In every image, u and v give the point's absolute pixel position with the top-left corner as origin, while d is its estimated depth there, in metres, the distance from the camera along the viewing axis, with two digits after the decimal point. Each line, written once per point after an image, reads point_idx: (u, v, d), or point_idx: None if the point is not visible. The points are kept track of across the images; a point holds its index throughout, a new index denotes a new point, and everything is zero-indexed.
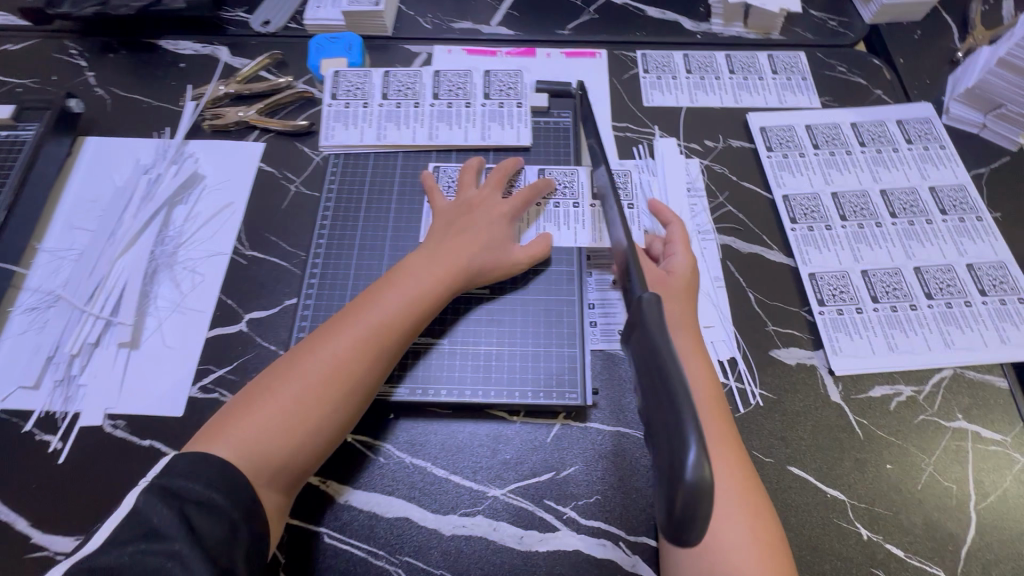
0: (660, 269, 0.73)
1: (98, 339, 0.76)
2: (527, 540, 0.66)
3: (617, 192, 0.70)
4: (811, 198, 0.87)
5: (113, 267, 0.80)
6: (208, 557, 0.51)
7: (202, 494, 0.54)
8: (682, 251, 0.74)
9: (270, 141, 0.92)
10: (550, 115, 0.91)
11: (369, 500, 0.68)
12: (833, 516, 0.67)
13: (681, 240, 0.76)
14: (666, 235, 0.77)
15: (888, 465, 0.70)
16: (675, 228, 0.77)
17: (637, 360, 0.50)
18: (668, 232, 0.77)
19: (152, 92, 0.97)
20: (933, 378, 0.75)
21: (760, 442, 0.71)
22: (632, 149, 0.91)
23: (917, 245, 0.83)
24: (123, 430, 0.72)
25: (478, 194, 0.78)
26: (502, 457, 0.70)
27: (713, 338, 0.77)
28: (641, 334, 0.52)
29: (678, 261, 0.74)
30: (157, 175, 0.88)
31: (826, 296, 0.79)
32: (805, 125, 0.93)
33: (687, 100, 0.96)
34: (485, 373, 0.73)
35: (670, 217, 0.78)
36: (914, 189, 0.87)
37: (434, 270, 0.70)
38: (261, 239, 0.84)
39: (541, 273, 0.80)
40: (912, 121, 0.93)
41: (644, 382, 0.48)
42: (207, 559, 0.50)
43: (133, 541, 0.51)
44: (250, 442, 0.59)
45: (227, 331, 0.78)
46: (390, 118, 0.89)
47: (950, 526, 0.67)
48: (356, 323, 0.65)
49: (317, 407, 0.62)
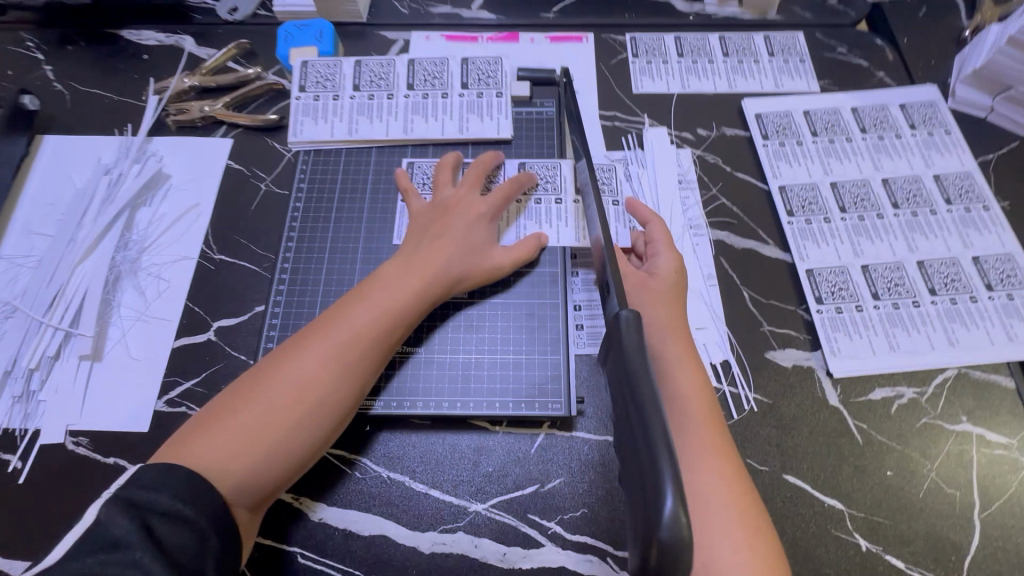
0: (643, 273, 0.70)
1: (58, 352, 0.73)
2: (510, 557, 0.63)
3: (597, 189, 0.64)
4: (809, 189, 0.82)
5: (74, 275, 0.76)
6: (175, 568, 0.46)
7: (168, 503, 0.49)
8: (664, 250, 0.71)
9: (238, 137, 0.87)
10: (533, 105, 0.86)
11: (345, 518, 0.65)
12: (830, 526, 0.64)
13: (661, 238, 0.72)
14: (646, 235, 0.74)
15: (888, 471, 0.67)
16: (653, 226, 0.73)
17: (613, 384, 0.43)
18: (648, 232, 0.73)
19: (113, 86, 0.92)
20: (937, 379, 0.71)
21: (754, 450, 0.68)
22: (620, 140, 0.86)
23: (920, 238, 0.79)
24: (86, 447, 0.68)
25: (454, 194, 0.74)
26: (484, 470, 0.67)
27: (706, 340, 0.73)
28: (616, 353, 0.44)
29: (659, 263, 0.70)
30: (119, 175, 0.83)
31: (825, 293, 0.76)
32: (803, 110, 0.88)
33: (679, 86, 0.91)
34: (463, 384, 0.70)
35: (646, 215, 0.74)
36: (918, 177, 0.83)
37: (410, 279, 0.65)
38: (229, 242, 0.80)
39: (524, 274, 0.75)
40: (916, 105, 0.88)
41: (619, 410, 0.41)
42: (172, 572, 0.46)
43: (94, 552, 0.46)
44: (206, 467, 0.53)
45: (194, 341, 0.74)
46: (362, 111, 0.84)
47: (953, 535, 0.64)
48: (327, 336, 0.60)
49: (284, 428, 0.56)
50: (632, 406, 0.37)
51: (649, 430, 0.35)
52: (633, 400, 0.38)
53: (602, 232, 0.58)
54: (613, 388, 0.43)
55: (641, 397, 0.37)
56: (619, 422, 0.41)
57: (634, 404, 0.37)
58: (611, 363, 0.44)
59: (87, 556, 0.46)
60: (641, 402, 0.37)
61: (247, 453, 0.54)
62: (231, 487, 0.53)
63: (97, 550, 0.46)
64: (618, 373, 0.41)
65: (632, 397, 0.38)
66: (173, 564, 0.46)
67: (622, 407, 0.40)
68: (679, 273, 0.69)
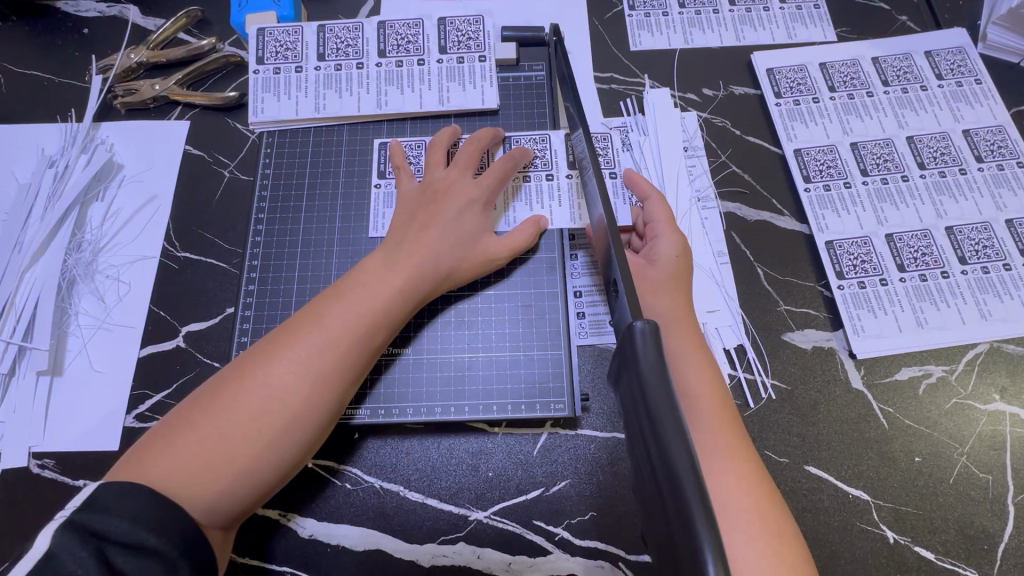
0: (641, 259, 0.64)
1: (13, 367, 0.66)
2: (515, 567, 0.59)
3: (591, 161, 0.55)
4: (828, 152, 0.75)
5: (22, 282, 0.69)
6: None
7: (130, 533, 0.44)
8: (665, 234, 0.64)
9: (196, 119, 0.79)
10: (520, 69, 0.77)
11: (337, 533, 0.60)
12: (856, 519, 0.60)
13: (663, 220, 0.65)
14: (645, 214, 0.67)
15: (918, 457, 0.62)
16: (653, 205, 0.66)
17: (626, 412, 0.37)
18: (647, 210, 0.66)
19: (51, 66, 0.82)
20: (967, 355, 0.66)
21: (773, 441, 0.63)
22: (618, 105, 0.78)
23: (948, 201, 0.72)
24: (53, 470, 0.63)
25: (445, 177, 0.66)
26: (483, 476, 0.62)
27: (718, 324, 0.68)
28: (627, 375, 0.37)
29: (661, 247, 0.63)
30: (64, 167, 0.74)
31: (847, 267, 0.69)
32: (820, 63, 0.80)
33: (681, 41, 0.82)
34: (457, 385, 0.65)
35: (648, 190, 0.67)
36: (946, 134, 0.75)
37: (391, 274, 0.59)
38: (193, 238, 0.73)
39: (521, 262, 0.69)
40: (943, 52, 0.80)
41: (635, 445, 0.36)
42: None
43: None
44: (168, 488, 0.47)
45: (163, 348, 0.68)
46: (329, 83, 0.75)
47: (985, 523, 0.60)
48: (301, 339, 0.54)
49: (255, 443, 0.51)
50: (652, 446, 0.32)
51: (677, 479, 0.30)
52: (654, 442, 0.32)
53: (603, 211, 0.50)
54: (625, 417, 0.37)
55: (663, 434, 0.32)
56: (636, 458, 0.36)
57: (655, 444, 0.32)
58: (622, 387, 0.38)
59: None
60: (663, 443, 0.31)
61: (215, 471, 0.49)
62: (199, 510, 0.48)
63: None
64: (632, 403, 0.36)
65: (652, 436, 0.32)
66: None
67: (640, 443, 0.34)
68: (681, 258, 0.63)
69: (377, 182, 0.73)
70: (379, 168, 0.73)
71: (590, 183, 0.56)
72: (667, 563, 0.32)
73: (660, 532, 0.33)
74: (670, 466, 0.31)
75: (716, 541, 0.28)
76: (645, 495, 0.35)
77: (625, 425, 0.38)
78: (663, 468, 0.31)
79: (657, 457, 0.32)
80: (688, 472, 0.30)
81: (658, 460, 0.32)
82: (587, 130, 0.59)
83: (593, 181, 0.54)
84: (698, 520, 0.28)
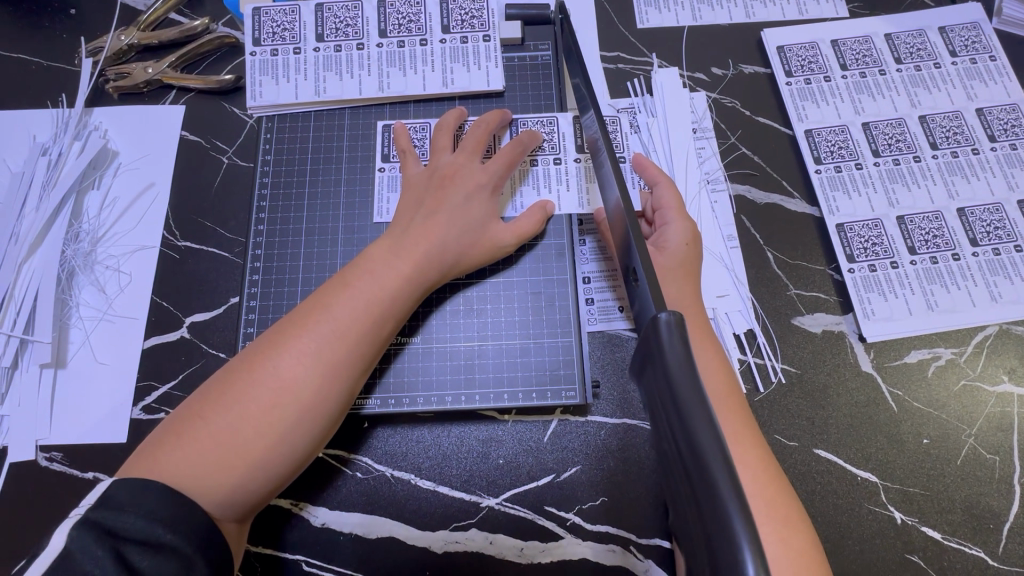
0: (650, 246, 0.63)
1: (15, 361, 0.66)
2: (528, 552, 0.60)
3: (605, 144, 0.54)
4: (839, 132, 0.74)
5: (20, 274, 0.67)
6: None
7: (145, 529, 0.44)
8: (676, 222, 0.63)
9: (191, 103, 0.76)
10: (525, 49, 0.75)
11: (349, 522, 0.61)
12: (864, 500, 0.61)
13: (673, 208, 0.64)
14: (654, 200, 0.66)
15: (926, 439, 0.63)
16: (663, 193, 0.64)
17: (653, 405, 0.37)
18: (657, 196, 0.65)
19: (38, 49, 0.79)
20: (976, 338, 0.66)
21: (783, 424, 0.63)
22: (625, 85, 0.76)
23: (961, 182, 0.71)
24: (61, 463, 0.63)
25: (452, 161, 0.64)
26: (494, 463, 0.62)
27: (728, 309, 0.67)
28: (654, 370, 0.37)
29: (670, 234, 0.62)
30: (57, 155, 0.72)
31: (857, 250, 0.69)
32: (831, 40, 0.78)
33: (690, 18, 0.80)
34: (467, 374, 0.64)
35: (658, 177, 0.66)
36: (959, 113, 0.74)
37: (398, 262, 0.58)
38: (194, 226, 0.71)
39: (529, 249, 0.68)
40: (957, 27, 0.78)
41: (663, 440, 0.35)
42: None
43: None
44: (182, 483, 0.47)
45: (167, 339, 0.67)
46: (329, 65, 0.73)
47: (991, 502, 0.61)
48: (309, 330, 0.54)
49: (267, 436, 0.50)
50: (682, 441, 0.32)
51: (709, 475, 0.30)
52: (684, 438, 0.32)
53: (620, 196, 0.49)
54: (651, 411, 0.37)
55: (692, 426, 0.31)
56: (664, 450, 0.35)
57: (685, 438, 0.32)
58: (647, 381, 0.38)
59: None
60: (695, 439, 0.31)
61: (226, 465, 0.49)
62: (214, 504, 0.48)
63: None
64: (659, 396, 0.35)
65: (682, 431, 0.32)
66: None
67: (670, 438, 0.34)
68: (691, 245, 0.62)
69: (382, 166, 0.71)
70: (383, 151, 0.71)
71: (602, 164, 0.55)
72: (699, 558, 0.32)
73: (692, 527, 0.32)
74: (703, 463, 0.30)
75: (754, 535, 0.28)
76: (674, 489, 0.35)
77: (651, 419, 0.38)
78: (695, 464, 0.31)
79: (687, 450, 0.31)
80: (721, 466, 0.30)
81: (689, 455, 0.31)
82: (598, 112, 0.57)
83: (607, 165, 0.53)
84: (736, 520, 0.28)
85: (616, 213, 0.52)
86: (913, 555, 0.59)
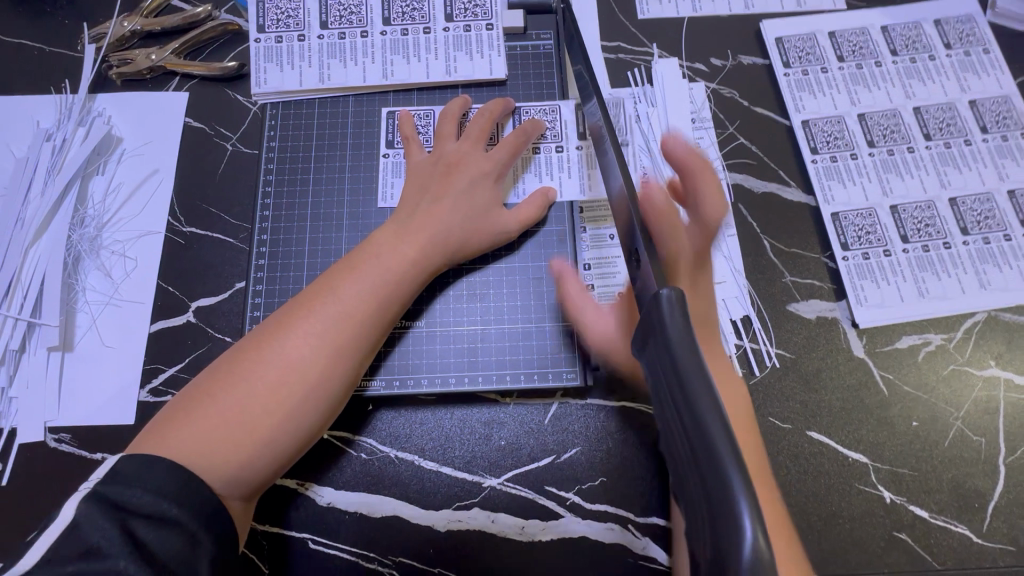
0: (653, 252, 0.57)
1: (23, 344, 0.66)
2: (528, 530, 0.61)
3: (610, 130, 0.54)
4: (835, 123, 0.75)
5: (27, 258, 0.68)
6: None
7: (152, 504, 0.45)
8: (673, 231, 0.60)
9: (195, 90, 0.77)
10: (528, 38, 0.76)
11: (354, 501, 0.62)
12: (854, 481, 0.63)
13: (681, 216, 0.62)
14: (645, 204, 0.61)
15: (915, 422, 0.65)
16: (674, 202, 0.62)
17: (653, 378, 0.38)
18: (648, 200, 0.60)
19: (42, 35, 0.79)
20: (965, 324, 0.68)
21: (777, 407, 0.65)
22: (626, 75, 0.77)
23: (952, 172, 0.73)
24: (69, 444, 0.64)
25: (457, 149, 0.66)
26: (496, 444, 0.64)
27: (725, 296, 0.69)
28: (656, 345, 0.38)
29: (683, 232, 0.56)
30: (62, 141, 0.72)
31: (851, 239, 0.70)
32: (829, 32, 0.79)
33: (690, 8, 0.81)
34: (470, 358, 0.65)
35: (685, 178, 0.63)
36: (952, 105, 0.75)
37: (403, 246, 0.59)
38: (198, 212, 0.72)
39: (531, 235, 0.69)
40: (951, 21, 0.79)
41: (664, 415, 0.37)
42: None
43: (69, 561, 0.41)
44: (189, 457, 0.48)
45: (173, 323, 0.68)
46: (333, 53, 0.74)
47: (977, 482, 0.63)
48: (316, 311, 0.55)
49: (275, 415, 0.52)
50: (684, 413, 0.33)
51: (711, 446, 0.31)
52: (685, 409, 0.33)
53: (624, 180, 0.50)
54: (651, 384, 0.39)
55: (696, 404, 0.33)
56: (664, 422, 0.37)
57: (690, 417, 0.33)
58: (648, 355, 0.39)
59: (63, 566, 0.41)
60: (698, 411, 0.32)
61: (234, 442, 0.50)
62: (221, 481, 0.49)
63: (71, 561, 0.41)
64: (660, 369, 0.37)
65: (685, 405, 0.33)
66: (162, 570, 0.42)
67: (670, 409, 0.35)
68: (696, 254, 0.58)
69: (386, 152, 0.72)
70: (387, 138, 0.72)
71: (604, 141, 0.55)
72: (697, 524, 0.34)
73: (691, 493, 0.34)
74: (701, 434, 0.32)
75: (752, 501, 0.30)
76: (675, 459, 0.36)
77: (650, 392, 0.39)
78: (697, 438, 0.32)
79: (689, 422, 0.33)
80: (722, 435, 0.31)
81: (691, 426, 0.33)
82: (601, 99, 0.58)
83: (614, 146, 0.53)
84: (736, 488, 0.30)
85: (618, 199, 0.52)
86: (901, 533, 0.61)
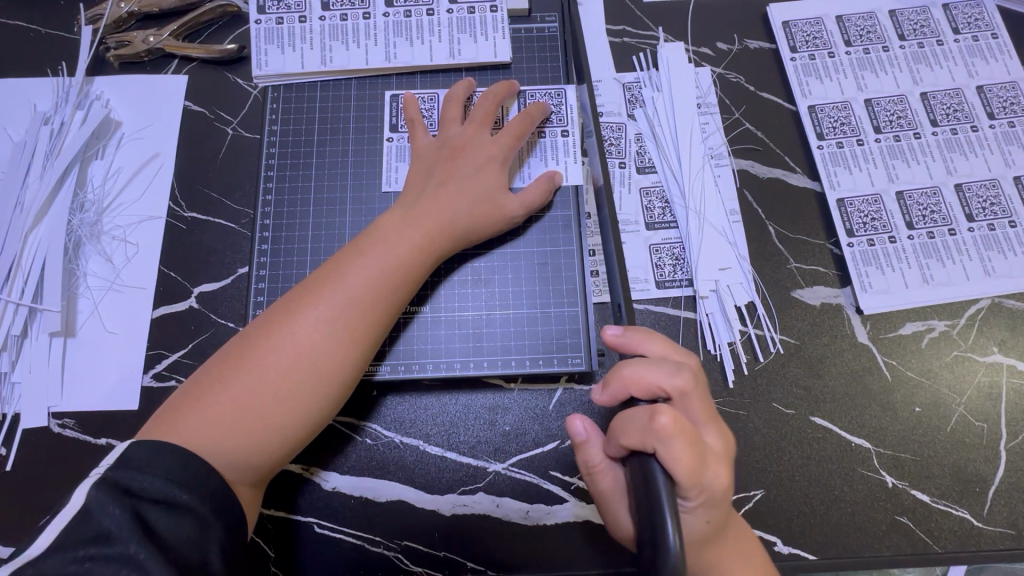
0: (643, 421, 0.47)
1: (25, 329, 0.66)
2: (533, 514, 0.62)
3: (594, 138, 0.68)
4: (842, 108, 0.75)
5: (27, 243, 0.67)
6: (172, 561, 0.42)
7: (163, 490, 0.45)
8: (640, 414, 0.47)
9: (194, 73, 0.76)
10: (532, 21, 0.75)
11: (359, 486, 0.62)
12: (857, 466, 0.63)
13: (651, 375, 0.50)
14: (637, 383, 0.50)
15: (917, 407, 0.65)
16: (636, 372, 0.50)
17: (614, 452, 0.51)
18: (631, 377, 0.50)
19: (38, 17, 0.78)
20: (969, 310, 0.68)
21: (782, 392, 0.65)
22: (631, 59, 0.77)
23: (959, 158, 0.72)
24: (74, 430, 0.64)
25: (462, 133, 0.65)
26: (501, 430, 0.64)
27: (730, 282, 0.68)
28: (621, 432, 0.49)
29: (655, 383, 0.50)
30: (60, 124, 0.71)
31: (857, 225, 0.70)
32: (836, 16, 0.78)
33: None
34: (475, 344, 0.65)
35: (640, 333, 0.54)
36: (960, 90, 0.75)
37: (411, 231, 0.59)
38: (200, 197, 0.71)
39: (536, 220, 0.69)
40: (960, 5, 0.78)
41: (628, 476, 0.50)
42: (170, 564, 0.42)
43: (79, 545, 0.41)
44: (200, 444, 0.49)
45: (175, 309, 0.68)
46: (335, 35, 0.72)
47: (979, 468, 0.63)
48: (325, 297, 0.55)
49: (287, 403, 0.52)
50: (638, 466, 0.47)
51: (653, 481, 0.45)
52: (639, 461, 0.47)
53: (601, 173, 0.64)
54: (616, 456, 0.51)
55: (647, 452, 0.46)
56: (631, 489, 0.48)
57: (642, 462, 0.46)
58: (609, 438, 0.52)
59: (72, 551, 0.41)
60: (644, 459, 0.46)
61: (246, 429, 0.50)
62: (231, 467, 0.50)
63: (82, 546, 0.41)
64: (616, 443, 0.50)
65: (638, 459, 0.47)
66: (173, 554, 0.43)
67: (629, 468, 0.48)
68: (679, 417, 0.46)
69: (389, 136, 0.71)
70: (391, 121, 0.72)
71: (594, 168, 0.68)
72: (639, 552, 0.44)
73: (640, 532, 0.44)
74: (650, 497, 0.44)
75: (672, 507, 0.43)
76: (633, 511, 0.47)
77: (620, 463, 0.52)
78: (645, 473, 0.46)
79: (644, 485, 0.45)
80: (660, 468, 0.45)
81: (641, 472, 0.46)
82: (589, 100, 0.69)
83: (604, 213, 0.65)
84: (664, 496, 0.44)
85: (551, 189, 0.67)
86: (902, 517, 0.62)
